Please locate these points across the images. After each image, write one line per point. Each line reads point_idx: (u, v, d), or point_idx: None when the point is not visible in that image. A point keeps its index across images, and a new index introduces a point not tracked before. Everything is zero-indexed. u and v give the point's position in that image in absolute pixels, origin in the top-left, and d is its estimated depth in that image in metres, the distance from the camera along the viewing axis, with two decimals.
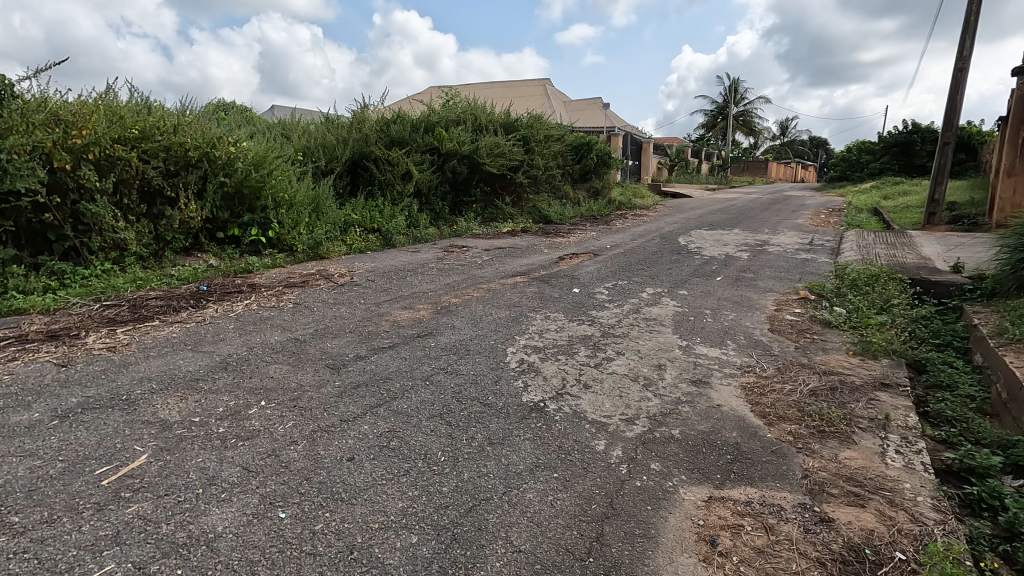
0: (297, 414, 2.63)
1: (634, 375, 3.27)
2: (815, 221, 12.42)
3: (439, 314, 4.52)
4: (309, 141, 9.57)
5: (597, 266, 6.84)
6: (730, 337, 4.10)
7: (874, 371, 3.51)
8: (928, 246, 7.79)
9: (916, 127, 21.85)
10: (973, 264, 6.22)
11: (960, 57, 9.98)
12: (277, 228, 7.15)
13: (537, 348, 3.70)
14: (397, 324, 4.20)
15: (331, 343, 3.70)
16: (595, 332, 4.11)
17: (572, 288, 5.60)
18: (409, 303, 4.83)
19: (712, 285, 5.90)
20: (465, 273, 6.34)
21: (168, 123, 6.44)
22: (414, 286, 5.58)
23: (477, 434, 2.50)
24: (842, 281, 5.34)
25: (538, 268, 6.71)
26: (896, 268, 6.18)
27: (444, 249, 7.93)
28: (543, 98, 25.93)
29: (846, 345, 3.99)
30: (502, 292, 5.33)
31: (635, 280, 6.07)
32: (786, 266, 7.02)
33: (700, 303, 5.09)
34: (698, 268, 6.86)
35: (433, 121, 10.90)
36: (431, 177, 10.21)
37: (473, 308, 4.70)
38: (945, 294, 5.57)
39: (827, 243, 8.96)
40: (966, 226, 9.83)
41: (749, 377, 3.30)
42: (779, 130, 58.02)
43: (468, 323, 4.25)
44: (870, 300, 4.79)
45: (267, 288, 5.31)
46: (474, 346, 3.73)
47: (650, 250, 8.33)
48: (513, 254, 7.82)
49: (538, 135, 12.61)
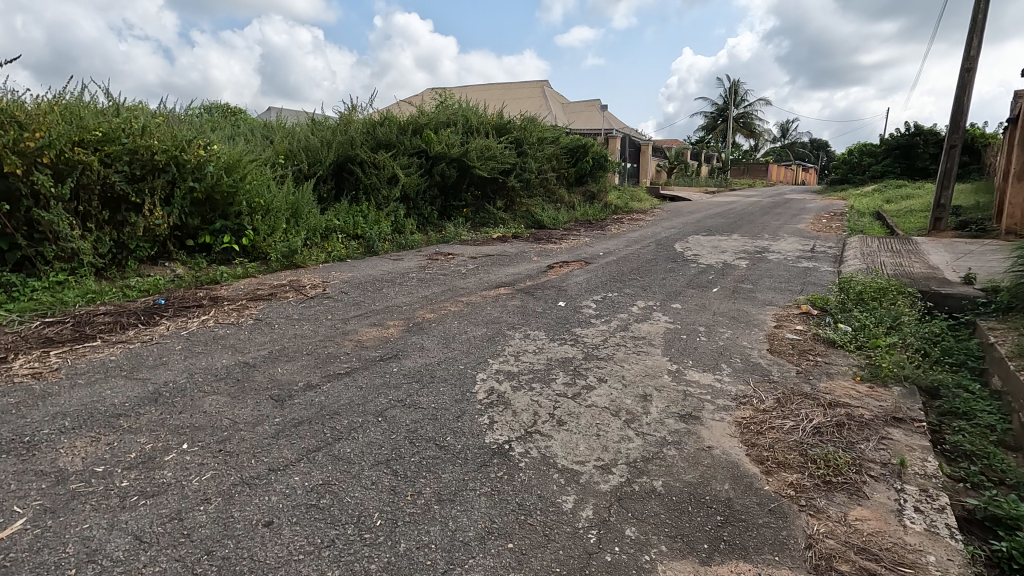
0: (219, 462, 2.27)
1: (615, 408, 2.90)
2: (817, 225, 12.08)
3: (410, 332, 4.16)
4: (292, 144, 9.23)
5: (587, 276, 6.48)
6: (725, 360, 3.73)
7: (885, 401, 3.14)
8: (936, 254, 7.43)
9: (919, 129, 21.53)
10: (984, 274, 5.87)
11: (967, 57, 9.64)
12: (251, 235, 6.83)
13: (510, 374, 3.34)
14: (361, 344, 3.85)
15: (282, 368, 3.34)
16: (577, 354, 3.75)
17: (558, 301, 5.25)
18: (379, 319, 4.48)
19: (708, 297, 5.54)
20: (446, 284, 5.99)
21: (133, 125, 6.08)
22: (389, 299, 5.22)
23: (425, 488, 2.14)
24: (846, 294, 4.98)
25: (525, 278, 6.36)
26: (904, 279, 5.82)
27: (428, 256, 7.58)
28: (540, 100, 25.60)
29: (852, 369, 3.62)
30: (482, 306, 4.97)
31: (626, 292, 5.71)
32: (787, 276, 6.65)
33: (694, 319, 4.73)
34: (694, 278, 6.51)
35: (422, 123, 10.57)
36: (419, 181, 9.86)
37: (448, 325, 4.34)
38: (957, 308, 5.21)
39: (829, 250, 8.61)
40: (974, 232, 9.46)
41: (745, 410, 2.94)
42: (779, 133, 57.80)
43: (439, 343, 3.90)
44: (878, 316, 4.42)
45: (230, 301, 4.96)
46: (441, 371, 3.37)
47: (644, 258, 7.97)
48: (500, 262, 7.48)
49: (532, 137, 12.29)
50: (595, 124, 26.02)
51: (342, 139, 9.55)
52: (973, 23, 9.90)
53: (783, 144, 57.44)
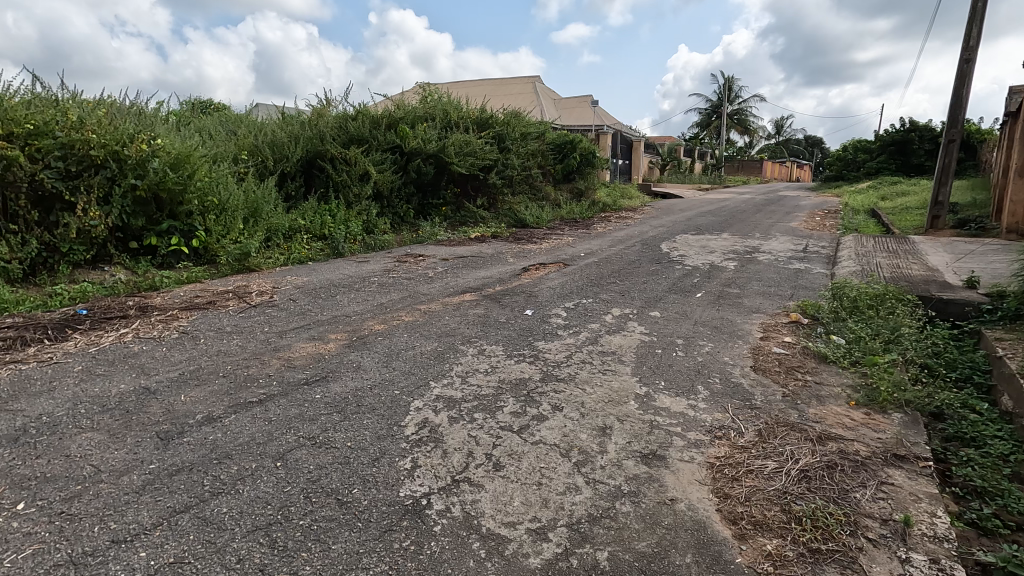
0: (53, 530, 1.81)
1: (565, 446, 2.44)
2: (810, 223, 11.67)
3: (350, 348, 3.69)
4: (257, 139, 8.74)
5: (562, 280, 6.03)
6: (701, 381, 3.28)
7: (884, 433, 2.70)
8: (934, 254, 7.01)
9: (914, 125, 21.18)
10: (988, 278, 5.44)
11: (965, 48, 9.22)
12: (202, 236, 6.36)
13: (451, 402, 2.88)
14: (291, 363, 3.39)
15: (185, 396, 2.86)
16: (534, 374, 3.29)
17: (525, 309, 4.80)
18: (320, 333, 4.02)
19: (690, 304, 5.10)
20: (408, 289, 5.53)
21: (69, 117, 5.59)
22: (339, 308, 4.75)
23: (304, 568, 1.68)
24: (840, 301, 4.53)
25: (495, 282, 5.90)
26: (901, 283, 5.39)
27: (396, 259, 7.11)
28: (531, 96, 25.13)
29: (845, 391, 3.18)
30: (440, 316, 4.51)
31: (602, 298, 5.26)
32: (777, 279, 6.21)
33: (672, 330, 4.27)
34: (677, 282, 6.06)
35: (398, 118, 10.10)
36: (393, 179, 9.39)
37: (395, 339, 3.87)
38: (960, 315, 4.78)
39: (822, 250, 8.19)
40: (973, 230, 9.03)
41: (720, 448, 2.49)
42: (773, 130, 57.58)
43: (379, 361, 3.43)
44: (875, 327, 3.97)
45: (161, 311, 4.47)
46: (371, 397, 2.90)
47: (628, 259, 7.52)
48: (473, 264, 7.02)
49: (515, 133, 11.82)
50: (586, 121, 25.56)
51: (311, 134, 9.06)
52: (971, 12, 9.49)
53: (777, 142, 57.16)
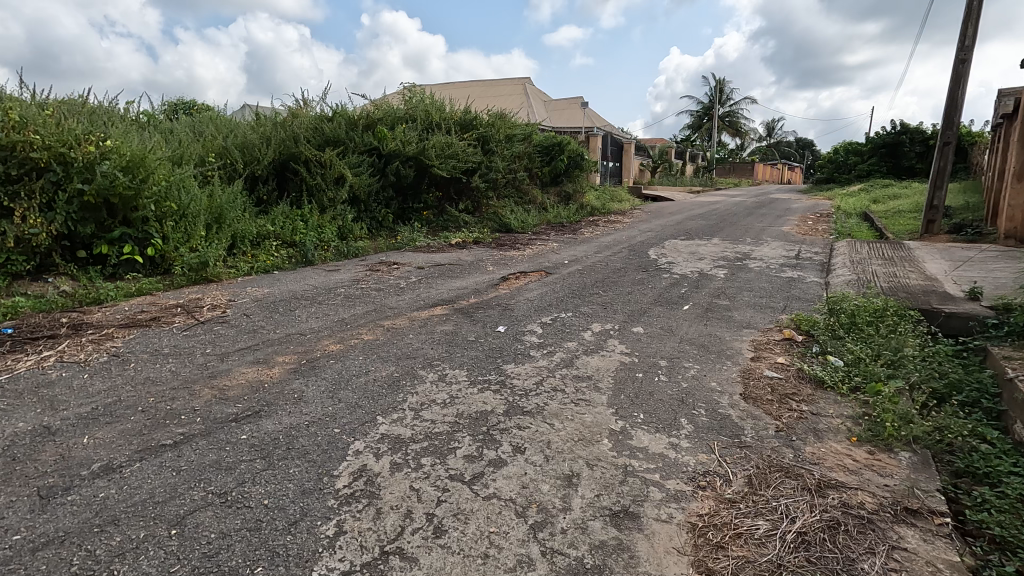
0: None
1: (522, 502, 2.08)
2: (803, 227, 11.40)
3: (296, 374, 3.30)
4: (226, 140, 8.33)
5: (542, 291, 5.67)
6: (685, 413, 2.92)
7: (892, 479, 2.35)
8: (931, 262, 6.72)
9: (905, 127, 21.03)
10: (991, 289, 5.13)
11: (961, 48, 8.97)
12: (158, 243, 5.95)
13: (397, 443, 2.50)
14: (224, 393, 3.00)
15: (88, 439, 2.47)
16: (497, 406, 2.92)
17: (498, 325, 4.43)
18: (266, 355, 3.62)
19: (677, 318, 4.74)
20: (375, 302, 5.16)
21: (9, 117, 5.19)
22: (295, 325, 4.36)
23: None
24: (836, 317, 4.20)
25: (469, 293, 5.53)
26: (900, 295, 5.07)
27: (368, 267, 6.72)
28: (521, 97, 24.79)
29: (846, 424, 2.83)
30: (404, 334, 4.13)
31: (582, 312, 4.90)
32: (769, 289, 5.88)
33: (656, 349, 3.92)
34: (663, 293, 5.71)
35: (376, 119, 9.73)
36: (369, 182, 9.01)
37: (348, 363, 3.49)
38: (963, 331, 4.46)
39: (815, 256, 7.88)
40: (969, 236, 8.74)
41: (703, 503, 2.13)
42: (765, 132, 57.66)
43: (324, 390, 3.05)
44: (876, 346, 3.64)
45: (96, 329, 4.06)
46: (306, 437, 2.52)
47: (613, 267, 7.17)
48: (450, 272, 6.66)
49: (500, 134, 11.46)
50: (577, 123, 25.26)
51: (283, 135, 8.66)
52: (967, 12, 9.25)
53: (768, 144, 57.18)
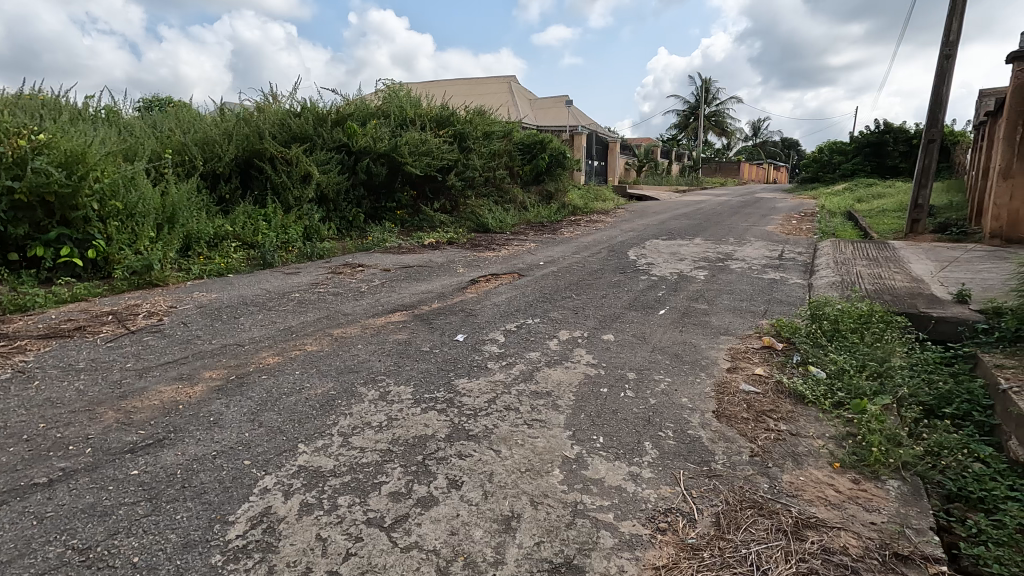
0: None
1: (447, 555, 1.76)
2: (787, 226, 11.20)
3: (219, 392, 2.94)
4: (185, 136, 7.90)
5: (510, 295, 5.35)
6: (650, 435, 2.61)
7: (879, 515, 2.06)
8: (916, 262, 6.49)
9: (889, 126, 21.01)
10: (979, 291, 4.89)
11: (945, 43, 8.79)
12: (100, 245, 5.54)
13: (315, 477, 2.16)
14: (129, 417, 2.63)
15: None
16: (439, 430, 2.58)
17: (457, 333, 4.10)
18: (193, 370, 3.26)
19: (650, 324, 4.44)
20: (329, 308, 4.81)
21: None
22: (235, 334, 3.99)
23: None
24: (819, 323, 3.92)
25: (433, 298, 5.19)
26: (885, 298, 4.82)
27: (330, 270, 6.36)
28: (504, 96, 24.48)
29: (827, 447, 2.54)
30: (352, 344, 3.78)
31: (551, 318, 4.58)
32: (750, 291, 5.62)
33: (625, 360, 3.62)
34: (639, 297, 5.41)
35: (347, 115, 9.35)
36: (338, 181, 8.63)
37: (282, 379, 3.13)
38: (952, 337, 4.20)
39: (799, 257, 7.65)
40: (954, 235, 8.54)
41: (661, 552, 1.81)
42: (751, 132, 57.96)
43: (245, 412, 2.68)
44: (860, 356, 3.35)
45: (8, 341, 3.67)
46: (208, 472, 2.17)
47: (589, 269, 6.87)
48: (417, 275, 6.32)
49: (478, 131, 11.13)
50: (561, 122, 25.01)
51: (247, 131, 8.26)
52: (951, 7, 9.09)
53: (755, 143, 57.43)
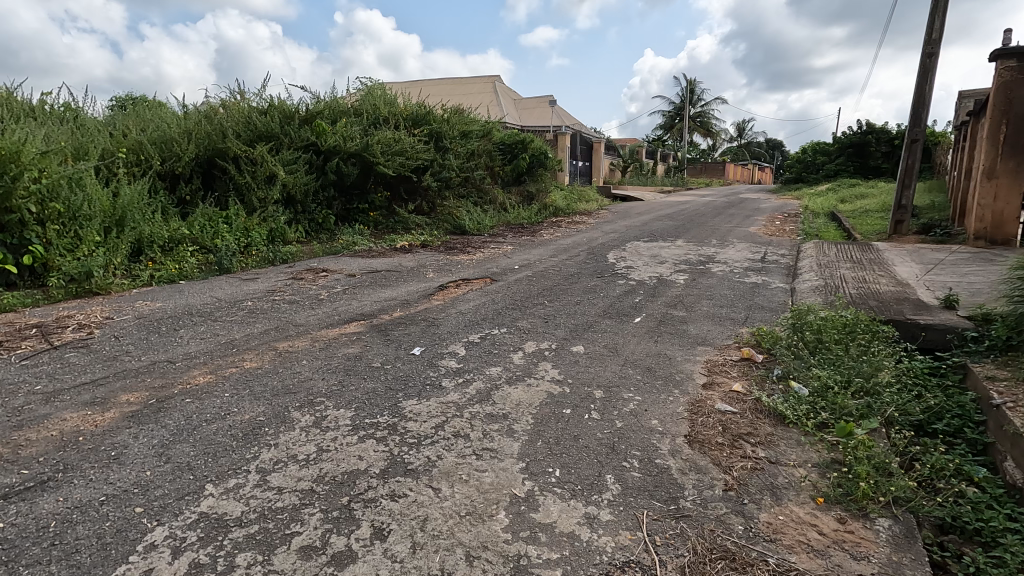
0: None
1: None
2: (770, 227, 11.02)
3: (131, 420, 2.60)
4: (141, 134, 7.50)
5: (479, 302, 5.05)
6: (613, 466, 2.32)
7: (869, 564, 1.79)
8: (900, 265, 6.30)
9: (871, 127, 21.04)
10: (967, 296, 4.68)
11: (927, 41, 8.65)
12: (36, 250, 5.14)
13: (216, 528, 1.84)
14: (16, 452, 2.29)
15: None
16: (374, 464, 2.27)
17: (414, 346, 3.78)
18: (109, 393, 2.91)
19: (624, 334, 4.16)
20: (282, 317, 4.47)
21: None
22: (170, 349, 3.64)
23: None
24: (802, 333, 3.66)
25: (396, 306, 4.88)
26: (871, 304, 4.59)
27: (291, 275, 6.02)
28: (487, 96, 24.19)
29: (810, 478, 2.27)
30: (296, 360, 3.44)
31: (518, 328, 4.28)
32: (730, 296, 5.36)
33: (593, 376, 3.33)
34: (615, 304, 5.13)
35: (316, 113, 8.99)
36: (306, 182, 8.26)
37: (207, 403, 2.79)
38: (941, 345, 3.96)
39: (782, 259, 7.44)
40: (938, 237, 8.38)
41: None
42: (736, 133, 58.24)
43: (153, 446, 2.35)
44: (845, 371, 3.10)
45: None
46: (88, 524, 1.84)
47: (565, 273, 6.58)
48: (384, 280, 6.00)
49: (455, 130, 10.82)
50: (546, 122, 24.77)
51: (208, 130, 7.88)
52: (933, 5, 8.95)
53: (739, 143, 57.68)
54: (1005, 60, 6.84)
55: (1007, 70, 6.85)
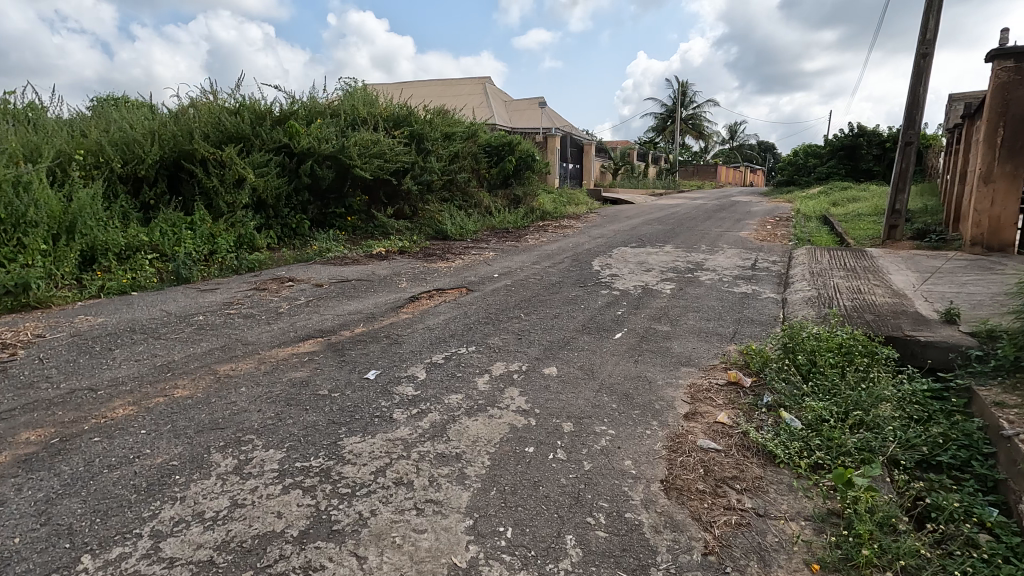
0: None
1: None
2: (761, 232, 10.77)
3: (22, 466, 2.25)
4: (102, 135, 7.11)
5: (450, 316, 4.71)
6: (574, 523, 1.99)
7: None
8: (895, 273, 6.02)
9: (862, 130, 20.89)
10: (969, 309, 4.38)
11: (922, 41, 8.41)
12: None
13: None
14: None
15: None
16: (292, 524, 1.92)
17: (370, 368, 3.43)
18: (9, 430, 2.55)
19: (603, 353, 3.84)
20: (234, 334, 4.12)
21: None
22: (96, 374, 3.27)
23: None
24: (794, 354, 3.35)
25: (360, 320, 4.53)
26: (867, 318, 4.28)
27: (255, 285, 5.67)
28: (477, 98, 23.87)
29: (804, 536, 1.96)
30: (235, 387, 3.09)
31: (488, 346, 3.94)
32: (719, 309, 5.05)
33: (563, 403, 2.99)
34: (595, 317, 4.81)
35: (290, 114, 8.63)
36: (277, 185, 7.90)
37: (118, 443, 2.44)
38: (942, 364, 3.66)
39: (773, 267, 7.15)
40: (933, 242, 8.12)
41: None
42: (728, 135, 58.30)
43: (35, 503, 2.00)
44: (843, 402, 2.79)
45: None
46: None
47: (546, 282, 6.26)
48: (353, 290, 5.65)
49: (438, 132, 10.49)
50: (536, 123, 24.49)
51: (174, 130, 7.50)
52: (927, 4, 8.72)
53: (731, 146, 57.73)
54: (1002, 60, 6.60)
55: (1004, 71, 6.61)
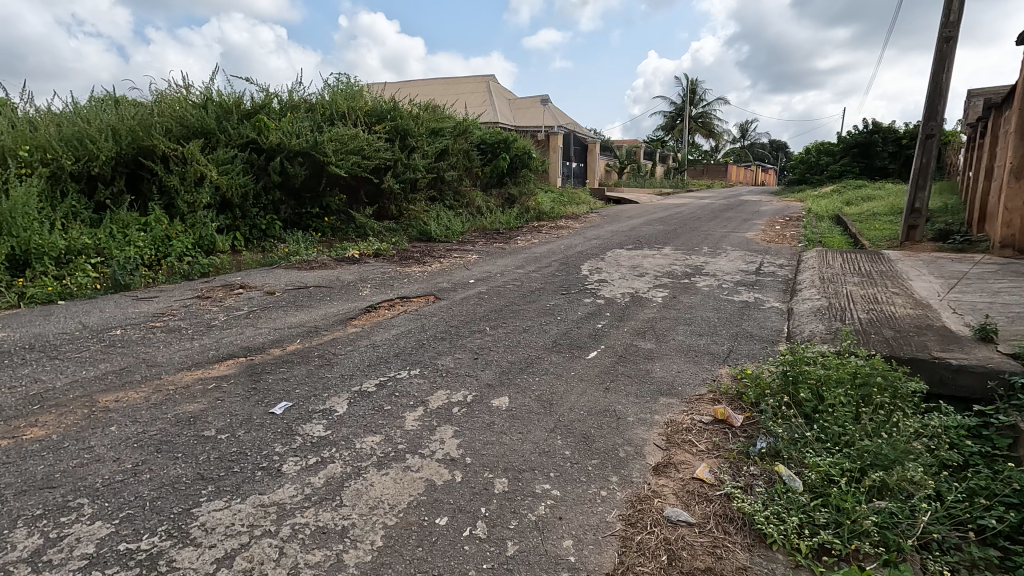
0: None
1: None
2: (769, 232, 10.07)
3: None
4: (53, 131, 6.61)
5: (403, 330, 4.11)
6: None
7: None
8: (916, 280, 5.35)
9: (877, 126, 20.07)
10: (1007, 324, 3.71)
11: (944, 24, 7.70)
12: None
13: None
14: None
15: None
16: None
17: (281, 400, 2.84)
18: None
19: (569, 379, 3.23)
20: (146, 352, 3.56)
21: None
22: None
23: None
24: (797, 385, 2.71)
25: (299, 335, 3.96)
26: (886, 336, 3.62)
27: (199, 294, 5.12)
28: (478, 96, 23.29)
29: None
30: (104, 426, 2.51)
31: (435, 368, 3.35)
32: (714, 321, 4.41)
33: (503, 449, 2.39)
34: (570, 332, 4.19)
35: (262, 108, 8.09)
36: (242, 183, 7.37)
37: None
38: (980, 393, 3.00)
39: (779, 271, 6.49)
40: (956, 244, 7.40)
41: None
42: (738, 134, 57.28)
43: None
44: (855, 457, 2.16)
45: None
46: None
47: (526, 289, 5.65)
48: (308, 299, 5.09)
49: (425, 128, 9.96)
50: (539, 122, 23.87)
51: (133, 124, 6.97)
52: None
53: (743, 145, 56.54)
54: None
55: None
